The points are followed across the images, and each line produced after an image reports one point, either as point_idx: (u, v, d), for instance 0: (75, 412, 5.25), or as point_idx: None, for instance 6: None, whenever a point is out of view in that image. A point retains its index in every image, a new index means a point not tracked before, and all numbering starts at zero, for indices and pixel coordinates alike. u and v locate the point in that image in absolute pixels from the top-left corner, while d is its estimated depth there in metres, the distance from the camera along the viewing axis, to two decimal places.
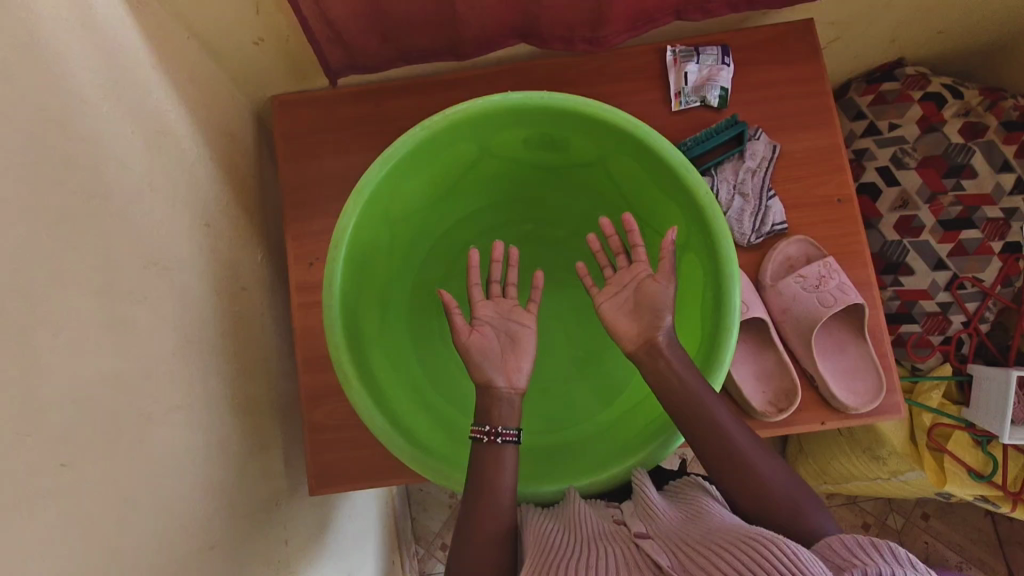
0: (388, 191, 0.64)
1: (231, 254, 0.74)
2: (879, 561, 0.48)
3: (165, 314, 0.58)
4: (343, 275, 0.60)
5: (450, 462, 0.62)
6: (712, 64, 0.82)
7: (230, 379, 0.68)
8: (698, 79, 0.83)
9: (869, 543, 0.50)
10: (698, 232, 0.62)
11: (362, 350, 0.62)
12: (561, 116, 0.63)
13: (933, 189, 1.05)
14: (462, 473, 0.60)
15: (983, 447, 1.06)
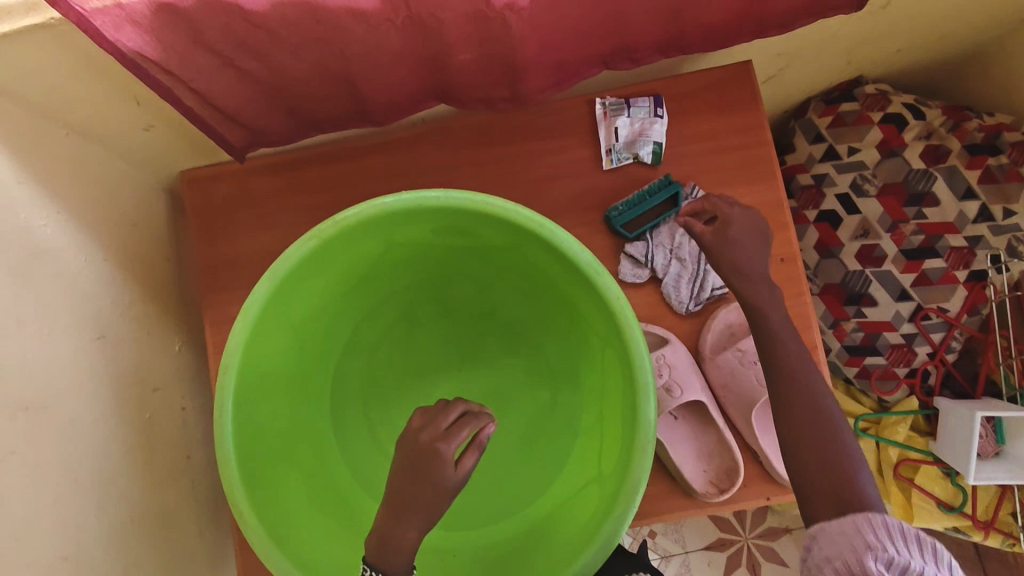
0: (284, 303, 0.60)
1: (138, 356, 0.70)
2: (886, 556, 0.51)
3: (44, 460, 0.54)
4: (236, 401, 0.56)
5: None
6: (644, 117, 0.77)
7: (139, 497, 0.65)
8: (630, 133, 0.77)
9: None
10: (614, 335, 0.58)
11: (263, 474, 0.59)
12: (463, 214, 0.59)
13: (894, 218, 1.00)
14: None
15: (953, 479, 1.03)
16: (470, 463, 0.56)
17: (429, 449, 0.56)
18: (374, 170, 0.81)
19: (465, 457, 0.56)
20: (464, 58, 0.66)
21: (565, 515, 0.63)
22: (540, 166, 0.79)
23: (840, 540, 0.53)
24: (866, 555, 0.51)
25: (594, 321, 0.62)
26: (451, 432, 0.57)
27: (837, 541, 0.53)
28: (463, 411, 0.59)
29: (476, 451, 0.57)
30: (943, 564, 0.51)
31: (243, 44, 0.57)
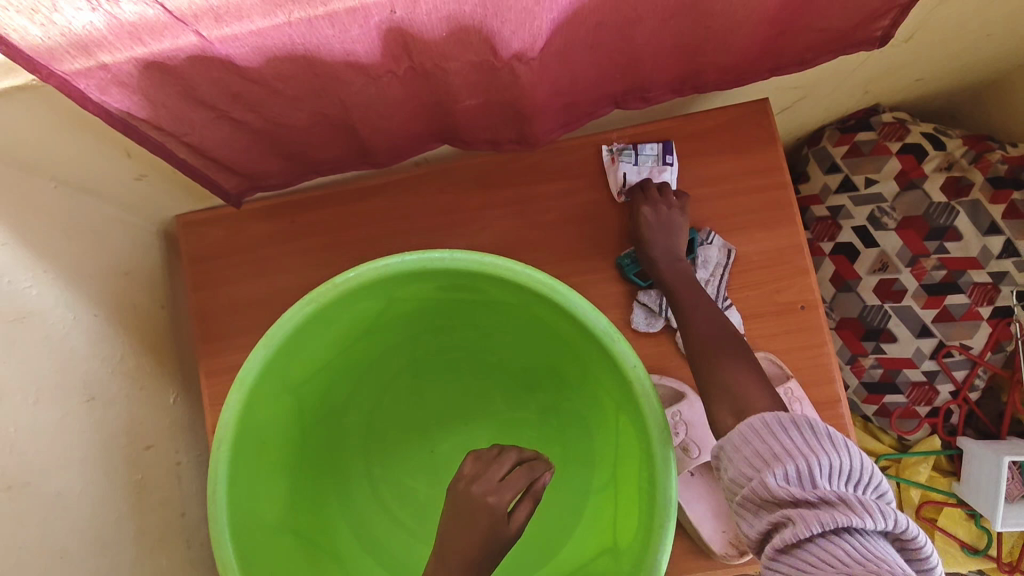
0: (282, 367, 0.57)
1: (131, 413, 0.67)
2: (823, 501, 0.47)
3: (27, 542, 0.51)
4: (231, 475, 0.53)
5: None
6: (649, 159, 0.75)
7: (131, 568, 0.62)
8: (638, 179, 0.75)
9: (833, 503, 0.47)
10: (629, 400, 0.55)
11: (262, 549, 0.56)
12: (470, 273, 0.56)
13: (914, 252, 0.97)
14: None
15: (977, 521, 0.99)
16: (521, 516, 0.55)
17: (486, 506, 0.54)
18: (377, 213, 0.78)
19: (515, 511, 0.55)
20: (469, 105, 0.63)
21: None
22: (548, 210, 0.76)
23: (743, 454, 0.53)
24: (765, 469, 0.51)
25: (608, 384, 0.59)
26: (506, 483, 0.55)
27: (742, 450, 0.54)
28: (516, 462, 0.57)
29: (530, 502, 0.56)
30: (840, 446, 0.51)
31: (237, 97, 0.55)
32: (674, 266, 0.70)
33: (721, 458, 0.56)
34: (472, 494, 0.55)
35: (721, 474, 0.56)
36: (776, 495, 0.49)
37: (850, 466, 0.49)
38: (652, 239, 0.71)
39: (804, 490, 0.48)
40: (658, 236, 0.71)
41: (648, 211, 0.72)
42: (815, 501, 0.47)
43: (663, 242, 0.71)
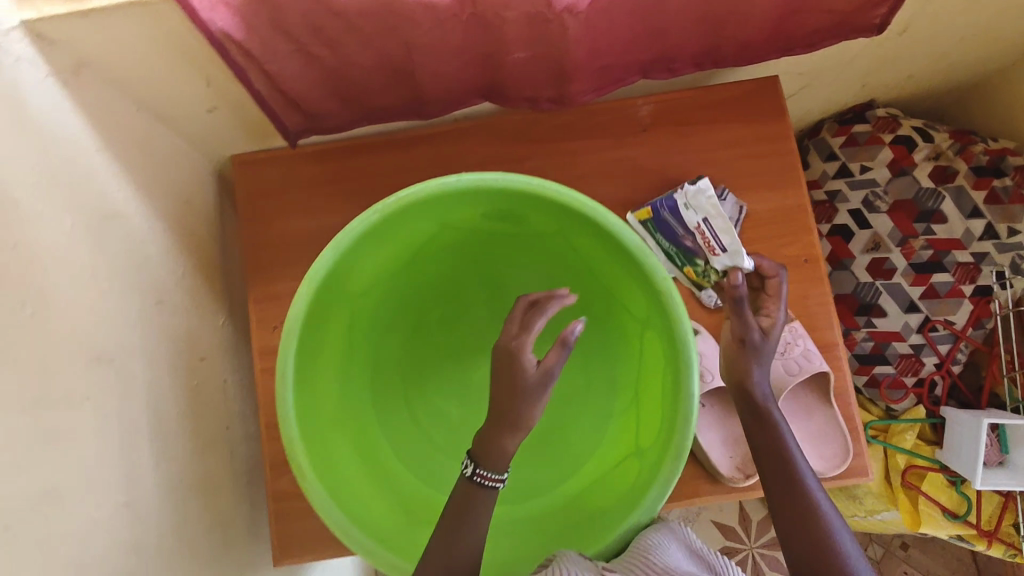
0: (341, 273, 0.62)
1: (189, 325, 0.72)
2: None
3: (111, 409, 0.56)
4: (296, 363, 0.59)
5: (404, 554, 0.60)
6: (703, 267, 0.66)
7: (187, 460, 0.67)
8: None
9: None
10: (658, 312, 0.61)
11: (318, 436, 0.61)
12: (516, 195, 0.62)
13: (904, 233, 1.05)
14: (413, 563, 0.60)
15: (958, 488, 1.06)
16: (551, 362, 0.58)
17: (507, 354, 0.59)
18: (421, 162, 0.84)
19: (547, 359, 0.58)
20: (518, 57, 0.70)
21: (604, 489, 0.66)
22: (577, 165, 0.83)
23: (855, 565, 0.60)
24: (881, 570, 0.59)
25: (638, 302, 0.65)
26: (524, 327, 0.61)
27: None
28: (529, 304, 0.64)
29: (559, 349, 0.58)
30: None
31: (318, 30, 0.61)
32: (767, 396, 0.68)
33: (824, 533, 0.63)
34: (498, 341, 0.61)
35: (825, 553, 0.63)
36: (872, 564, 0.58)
37: None
38: (756, 355, 0.68)
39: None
40: (756, 367, 0.68)
41: (743, 328, 0.68)
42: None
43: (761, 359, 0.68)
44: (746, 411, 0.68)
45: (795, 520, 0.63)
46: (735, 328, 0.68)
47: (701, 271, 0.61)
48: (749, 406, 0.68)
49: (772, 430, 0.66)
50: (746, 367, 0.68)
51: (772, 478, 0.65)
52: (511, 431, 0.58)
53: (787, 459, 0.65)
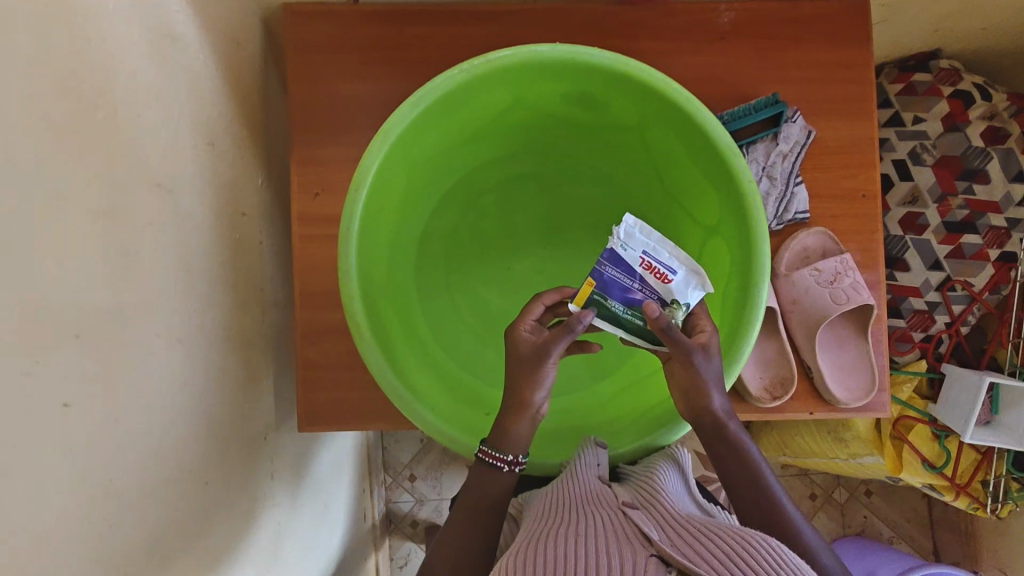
0: (414, 134, 0.59)
1: (233, 177, 0.69)
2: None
3: (167, 243, 0.53)
4: (362, 220, 0.57)
5: (465, 430, 0.61)
6: (627, 284, 0.55)
7: (226, 311, 0.64)
8: (660, 274, 0.54)
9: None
10: (732, 218, 0.60)
11: (374, 299, 0.60)
12: (606, 77, 0.59)
13: (944, 190, 1.05)
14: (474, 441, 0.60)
15: (941, 442, 1.12)
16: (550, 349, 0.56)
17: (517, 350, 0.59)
18: (487, 40, 0.79)
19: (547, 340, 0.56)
20: None
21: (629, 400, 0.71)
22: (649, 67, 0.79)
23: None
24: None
25: (709, 206, 0.64)
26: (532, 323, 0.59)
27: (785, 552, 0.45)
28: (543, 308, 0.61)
29: (561, 338, 0.55)
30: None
31: None
32: (725, 412, 0.57)
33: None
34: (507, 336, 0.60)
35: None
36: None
37: None
38: (701, 380, 0.55)
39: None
40: (718, 394, 0.57)
41: (688, 353, 0.54)
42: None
43: (715, 368, 0.56)
44: (696, 417, 0.58)
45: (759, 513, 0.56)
46: (663, 351, 0.59)
47: (622, 298, 0.55)
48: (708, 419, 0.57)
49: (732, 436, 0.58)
50: (707, 381, 0.56)
51: (732, 476, 0.58)
52: (513, 415, 0.57)
53: (748, 467, 0.57)
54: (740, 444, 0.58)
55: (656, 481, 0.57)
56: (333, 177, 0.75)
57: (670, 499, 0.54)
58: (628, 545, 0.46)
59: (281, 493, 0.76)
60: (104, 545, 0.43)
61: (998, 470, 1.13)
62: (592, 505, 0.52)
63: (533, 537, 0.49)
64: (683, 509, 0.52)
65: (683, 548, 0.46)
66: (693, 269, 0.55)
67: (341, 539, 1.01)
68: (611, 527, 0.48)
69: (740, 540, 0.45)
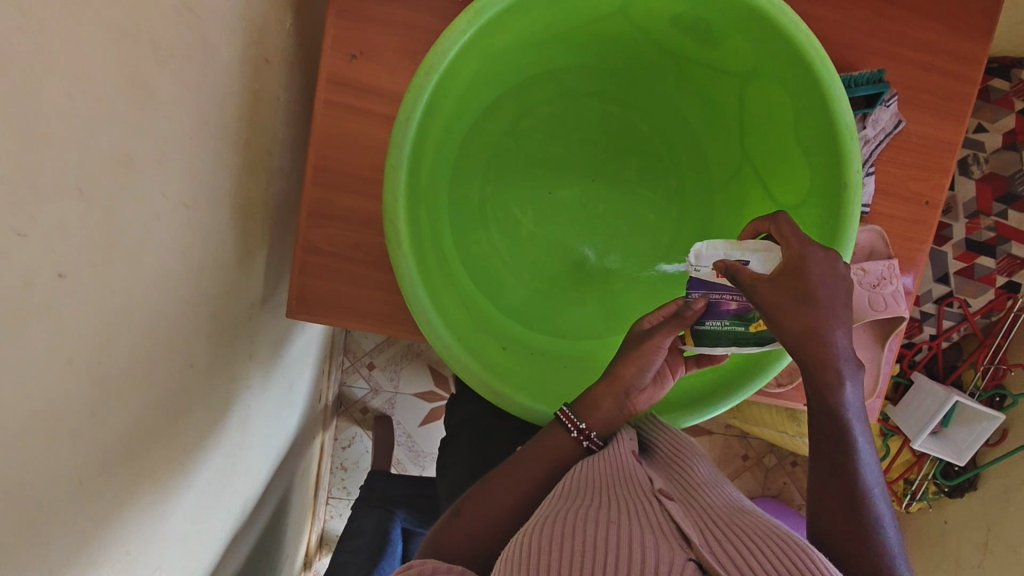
0: (504, 19, 0.50)
1: (264, 11, 0.56)
2: None
3: (188, 84, 0.43)
4: (425, 112, 0.49)
5: (487, 366, 0.54)
6: (716, 300, 0.52)
7: (235, 174, 0.55)
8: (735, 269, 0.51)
9: None
10: (822, 202, 0.54)
11: (417, 206, 0.52)
12: (736, 9, 0.50)
13: (979, 206, 1.04)
14: (502, 382, 0.54)
15: (885, 439, 1.19)
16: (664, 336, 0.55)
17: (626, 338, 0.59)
18: None
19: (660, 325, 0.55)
20: None
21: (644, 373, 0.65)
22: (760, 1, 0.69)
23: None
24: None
25: (795, 180, 0.57)
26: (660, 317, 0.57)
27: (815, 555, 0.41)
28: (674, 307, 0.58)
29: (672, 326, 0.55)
30: None
31: None
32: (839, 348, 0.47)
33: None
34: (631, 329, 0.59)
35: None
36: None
37: None
38: (787, 312, 0.46)
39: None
40: (835, 324, 0.47)
41: (756, 293, 0.47)
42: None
43: (818, 290, 0.46)
44: (794, 353, 0.48)
45: (831, 483, 0.49)
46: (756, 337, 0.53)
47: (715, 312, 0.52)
48: (807, 355, 0.47)
49: (837, 396, 0.47)
50: (813, 313, 0.46)
51: (818, 433, 0.49)
52: (609, 385, 0.55)
53: (839, 424, 0.48)
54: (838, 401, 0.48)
55: (690, 465, 0.52)
56: (380, 40, 0.64)
57: (705, 488, 0.49)
58: (660, 540, 0.41)
59: (255, 374, 0.70)
60: (81, 429, 0.38)
61: (925, 473, 1.20)
62: (622, 490, 0.48)
63: (559, 516, 0.44)
64: (720, 500, 0.48)
65: (720, 547, 0.41)
66: (764, 250, 0.50)
67: (298, 418, 0.99)
68: (644, 516, 0.44)
69: (788, 544, 0.41)
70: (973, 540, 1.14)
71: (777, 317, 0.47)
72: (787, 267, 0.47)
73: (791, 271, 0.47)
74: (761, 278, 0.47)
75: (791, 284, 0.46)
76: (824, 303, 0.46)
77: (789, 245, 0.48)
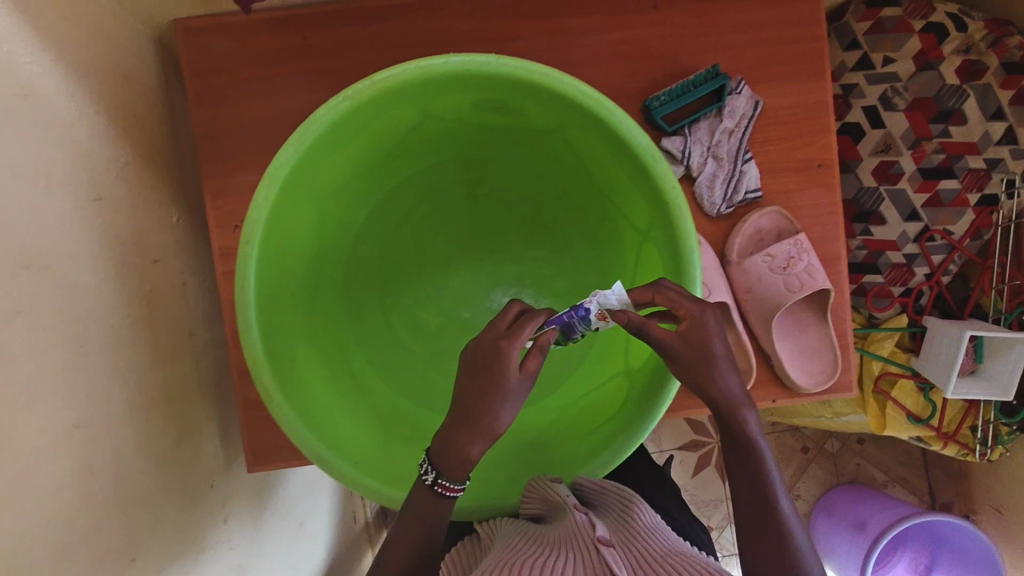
0: (309, 169, 0.54)
1: (135, 224, 0.64)
2: None
3: (48, 324, 0.49)
4: (260, 276, 0.53)
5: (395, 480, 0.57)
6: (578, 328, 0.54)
7: (145, 371, 0.62)
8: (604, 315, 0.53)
9: None
10: (659, 225, 0.56)
11: (290, 357, 0.57)
12: (508, 86, 0.53)
13: (917, 134, 0.98)
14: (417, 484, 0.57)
15: (925, 394, 1.08)
16: (534, 366, 0.52)
17: (494, 344, 0.53)
18: (395, 39, 0.72)
19: (528, 363, 0.52)
20: None
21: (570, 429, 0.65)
22: (580, 46, 0.72)
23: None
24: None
25: (636, 205, 0.58)
26: (514, 330, 0.53)
27: None
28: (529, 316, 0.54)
29: (540, 354, 0.52)
30: None
31: None
32: (735, 391, 0.54)
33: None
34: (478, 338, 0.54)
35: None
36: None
37: None
38: (711, 370, 0.53)
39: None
40: (726, 374, 0.54)
41: (668, 351, 0.52)
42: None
43: (716, 347, 0.53)
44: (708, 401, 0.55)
45: (753, 505, 0.55)
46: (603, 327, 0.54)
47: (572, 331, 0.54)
48: (716, 402, 0.54)
49: (738, 414, 0.54)
50: (709, 371, 0.53)
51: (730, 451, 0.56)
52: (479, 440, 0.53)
53: (752, 458, 0.55)
54: (748, 435, 0.54)
55: (634, 511, 0.57)
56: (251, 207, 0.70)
57: (646, 538, 0.53)
58: None
59: (240, 534, 0.75)
60: None
61: (986, 416, 1.11)
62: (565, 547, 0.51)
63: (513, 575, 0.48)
64: (659, 545, 0.52)
65: None
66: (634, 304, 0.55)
67: (324, 551, 1.02)
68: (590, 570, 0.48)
69: None
70: None
71: (689, 368, 0.53)
72: (699, 330, 0.52)
73: (695, 329, 0.52)
74: (677, 336, 0.52)
75: (695, 341, 0.52)
76: (721, 354, 0.53)
77: (688, 304, 0.52)
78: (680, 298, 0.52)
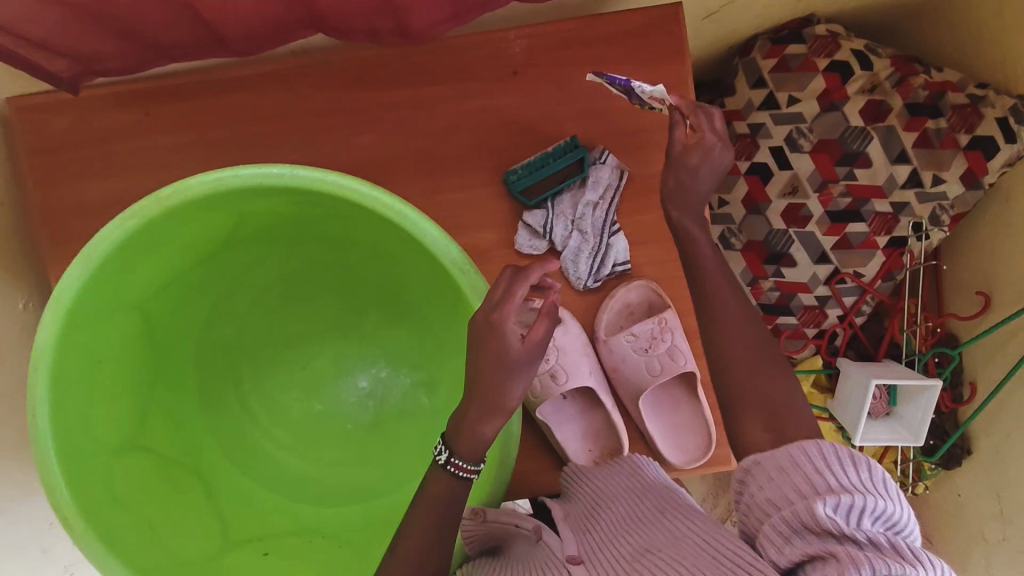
0: (106, 287, 0.51)
1: None
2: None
3: None
4: (57, 398, 0.50)
5: None
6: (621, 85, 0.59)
7: None
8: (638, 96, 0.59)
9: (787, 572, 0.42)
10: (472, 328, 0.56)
11: (102, 476, 0.54)
12: (317, 194, 0.51)
13: (824, 176, 0.95)
14: None
15: (844, 435, 1.07)
16: (539, 334, 0.50)
17: (486, 323, 0.49)
18: (242, 113, 0.68)
19: (535, 328, 0.50)
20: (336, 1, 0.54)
21: None
22: (438, 117, 0.68)
23: (784, 482, 0.47)
24: (813, 495, 0.44)
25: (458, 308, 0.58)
26: (505, 303, 0.50)
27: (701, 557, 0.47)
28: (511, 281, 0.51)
29: (546, 321, 0.50)
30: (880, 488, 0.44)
31: None
32: (703, 190, 0.61)
33: (751, 473, 0.50)
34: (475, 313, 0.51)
35: (742, 493, 0.50)
36: (821, 526, 0.43)
37: (896, 513, 0.43)
38: (699, 166, 0.60)
39: (848, 526, 0.42)
40: (704, 171, 0.60)
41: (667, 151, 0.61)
42: (862, 543, 0.41)
43: (700, 177, 0.60)
44: (670, 176, 0.61)
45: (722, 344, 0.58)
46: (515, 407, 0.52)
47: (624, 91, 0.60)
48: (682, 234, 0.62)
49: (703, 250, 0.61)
50: (687, 163, 0.60)
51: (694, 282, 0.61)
52: (490, 417, 0.51)
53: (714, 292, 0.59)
54: (704, 267, 0.60)
55: (594, 521, 0.58)
56: None
57: (608, 526, 0.55)
58: None
59: None
60: None
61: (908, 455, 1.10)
62: (534, 568, 0.52)
63: None
64: (632, 543, 0.52)
65: None
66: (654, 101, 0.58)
67: None
68: None
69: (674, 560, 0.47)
70: (989, 510, 1.02)
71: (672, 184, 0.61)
72: (699, 137, 0.60)
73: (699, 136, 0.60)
74: (679, 140, 0.60)
75: (695, 148, 0.60)
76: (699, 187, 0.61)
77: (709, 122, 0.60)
78: (717, 126, 0.60)
